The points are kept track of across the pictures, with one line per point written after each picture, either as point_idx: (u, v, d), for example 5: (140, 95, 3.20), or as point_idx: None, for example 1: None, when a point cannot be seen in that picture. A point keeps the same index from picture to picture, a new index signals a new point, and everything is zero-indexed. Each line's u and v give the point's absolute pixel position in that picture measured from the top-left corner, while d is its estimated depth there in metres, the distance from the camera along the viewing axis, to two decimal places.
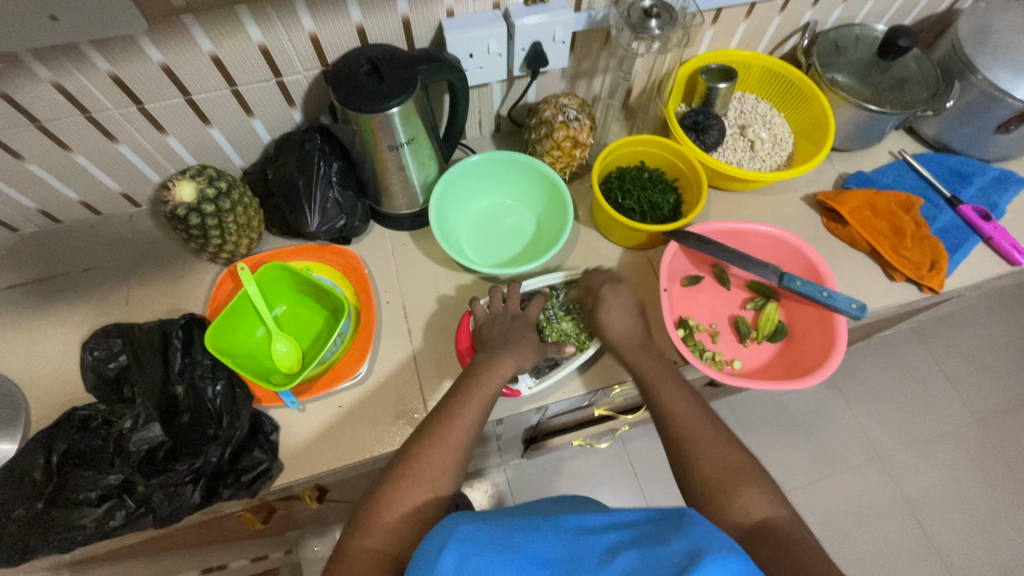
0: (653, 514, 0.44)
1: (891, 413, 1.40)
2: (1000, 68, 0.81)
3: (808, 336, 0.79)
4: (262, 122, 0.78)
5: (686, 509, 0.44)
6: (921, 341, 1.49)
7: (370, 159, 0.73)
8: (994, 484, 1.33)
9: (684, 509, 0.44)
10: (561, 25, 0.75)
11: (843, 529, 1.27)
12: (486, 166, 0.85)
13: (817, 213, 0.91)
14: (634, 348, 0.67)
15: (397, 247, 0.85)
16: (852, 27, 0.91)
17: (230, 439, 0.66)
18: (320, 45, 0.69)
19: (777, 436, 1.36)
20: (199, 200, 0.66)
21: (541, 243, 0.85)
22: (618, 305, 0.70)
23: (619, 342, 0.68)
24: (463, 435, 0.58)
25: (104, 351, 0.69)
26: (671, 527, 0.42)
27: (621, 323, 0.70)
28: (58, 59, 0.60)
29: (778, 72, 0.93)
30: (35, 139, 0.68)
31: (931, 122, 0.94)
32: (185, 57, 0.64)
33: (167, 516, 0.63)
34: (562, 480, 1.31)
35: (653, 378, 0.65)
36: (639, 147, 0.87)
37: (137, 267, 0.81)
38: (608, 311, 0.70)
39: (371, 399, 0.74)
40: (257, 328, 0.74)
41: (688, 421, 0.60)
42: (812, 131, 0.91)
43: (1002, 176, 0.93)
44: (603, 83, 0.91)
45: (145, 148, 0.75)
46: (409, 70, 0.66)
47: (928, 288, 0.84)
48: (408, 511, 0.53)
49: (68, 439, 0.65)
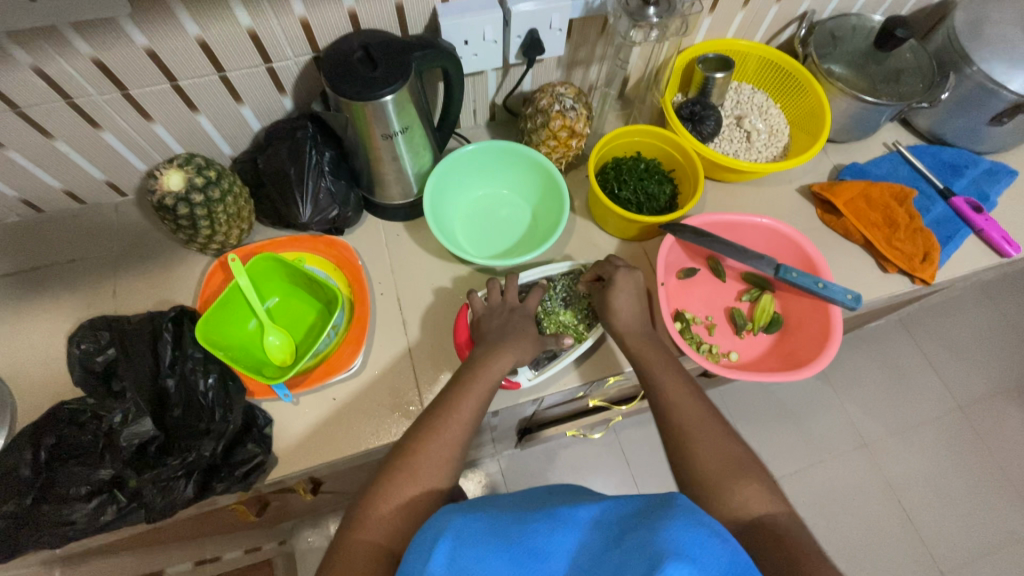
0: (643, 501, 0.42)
1: (878, 401, 1.42)
2: (995, 60, 0.81)
3: (802, 328, 0.79)
4: (250, 109, 0.76)
5: (676, 494, 0.42)
6: (908, 331, 1.51)
7: (363, 148, 0.72)
8: (977, 471, 1.36)
9: (674, 495, 0.43)
10: (558, 12, 0.73)
11: (829, 516, 1.29)
12: (481, 156, 0.84)
13: (811, 205, 0.91)
14: (629, 334, 0.68)
15: (391, 238, 0.84)
16: (848, 18, 0.90)
17: (224, 433, 0.65)
18: (311, 31, 0.68)
19: (766, 425, 1.38)
20: (187, 188, 0.65)
21: (536, 236, 0.85)
22: (623, 275, 0.71)
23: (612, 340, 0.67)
24: (459, 430, 0.57)
25: (91, 344, 0.67)
26: (658, 510, 0.41)
27: (632, 296, 0.70)
28: (37, 41, 0.58)
29: (774, 62, 0.92)
30: (16, 126, 0.66)
31: (925, 114, 0.94)
32: (171, 41, 0.62)
33: (159, 511, 0.62)
34: (555, 469, 1.31)
35: (642, 356, 0.66)
36: (636, 137, 0.86)
37: (123, 258, 0.79)
38: None
39: (367, 390, 0.73)
40: (250, 320, 0.73)
41: (687, 398, 0.61)
42: (807, 122, 0.91)
43: (992, 169, 0.93)
44: (599, 72, 0.90)
45: (131, 135, 0.73)
46: (402, 57, 0.65)
47: (920, 279, 0.85)
48: (402, 504, 0.53)
49: (56, 433, 0.63)
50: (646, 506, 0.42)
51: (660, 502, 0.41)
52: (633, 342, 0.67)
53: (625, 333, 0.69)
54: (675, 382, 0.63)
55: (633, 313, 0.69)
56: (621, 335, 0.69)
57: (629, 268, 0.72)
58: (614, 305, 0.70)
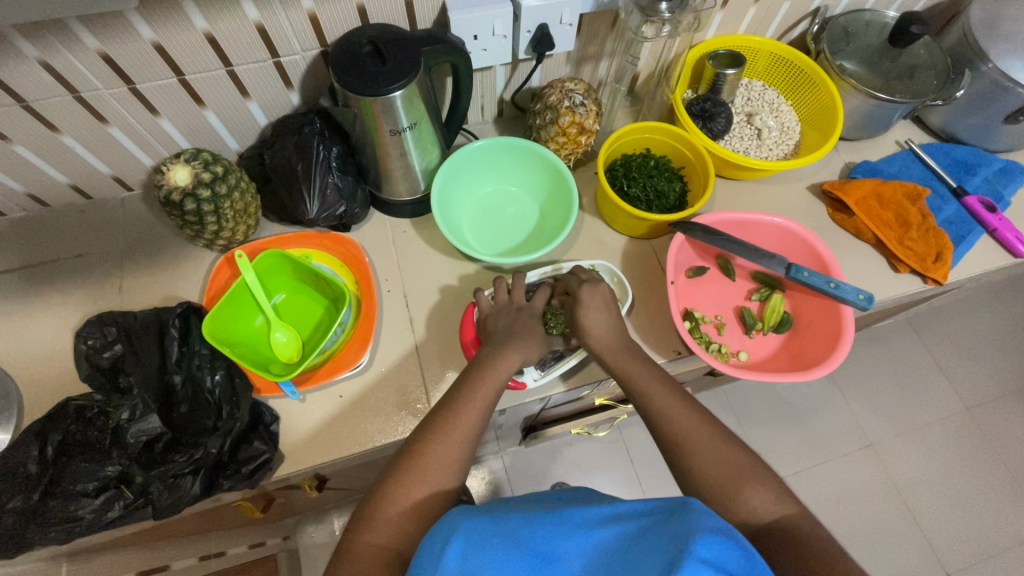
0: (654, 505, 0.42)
1: (884, 401, 1.41)
2: (1011, 57, 0.80)
3: (813, 328, 0.79)
4: (258, 105, 0.75)
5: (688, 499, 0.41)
6: (916, 332, 1.50)
7: (371, 143, 0.71)
8: (983, 472, 1.35)
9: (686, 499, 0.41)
10: (568, 7, 0.72)
11: (834, 516, 1.29)
12: (490, 151, 0.83)
13: (822, 203, 0.90)
14: (608, 349, 0.66)
15: (397, 234, 0.83)
16: (862, 14, 0.89)
17: (230, 430, 0.65)
18: (319, 25, 0.67)
19: (772, 424, 1.37)
20: (194, 184, 0.64)
21: (544, 232, 0.84)
22: (588, 291, 0.69)
23: (605, 339, 0.66)
24: (468, 431, 0.57)
25: (98, 340, 0.67)
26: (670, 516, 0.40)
27: (602, 310, 0.68)
28: (44, 35, 0.57)
29: (786, 59, 0.91)
30: (24, 121, 0.66)
31: (938, 112, 0.93)
32: (178, 35, 0.61)
33: (166, 508, 0.62)
34: (559, 466, 1.31)
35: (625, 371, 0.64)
36: (646, 134, 0.86)
37: (129, 253, 0.79)
38: (590, 309, 0.67)
39: (375, 388, 0.73)
40: (256, 317, 0.72)
41: (680, 404, 0.60)
42: (819, 120, 0.90)
43: (1007, 168, 0.92)
44: (608, 67, 0.89)
45: (137, 130, 0.73)
46: (411, 52, 0.64)
47: (932, 279, 0.84)
48: (411, 506, 0.53)
49: (63, 430, 0.64)
50: (658, 510, 0.41)
51: (670, 508, 0.40)
52: (623, 348, 0.66)
53: (617, 335, 0.68)
54: (670, 385, 0.63)
55: (606, 327, 0.67)
56: (600, 353, 0.66)
57: (593, 282, 0.70)
58: (587, 324, 0.67)
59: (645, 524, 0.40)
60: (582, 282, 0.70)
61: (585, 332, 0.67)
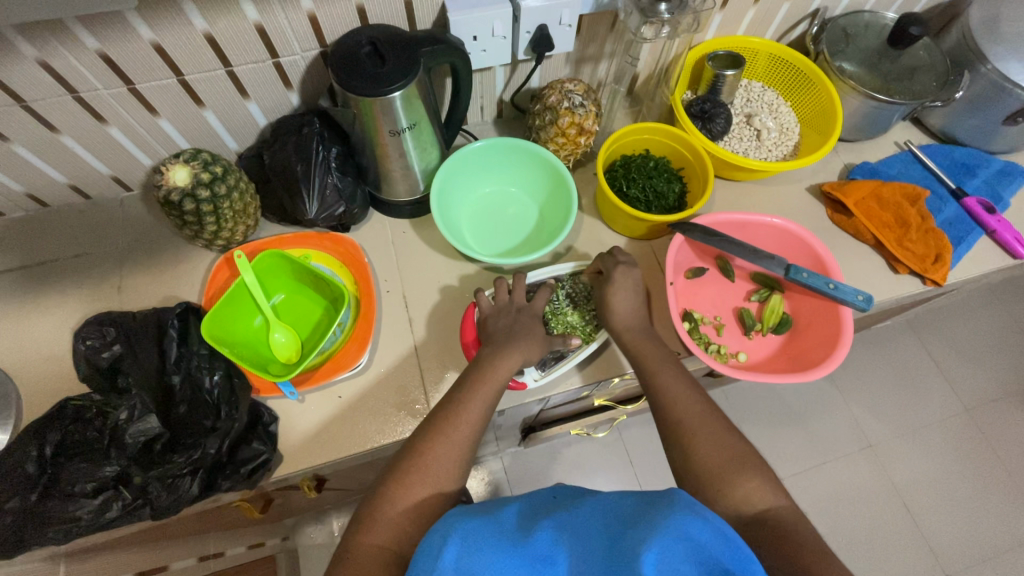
0: (640, 498, 0.42)
1: (883, 402, 1.41)
2: (1011, 58, 0.80)
3: (813, 329, 0.78)
4: (257, 105, 0.75)
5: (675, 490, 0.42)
6: (915, 332, 1.50)
7: (370, 144, 0.71)
8: (983, 473, 1.35)
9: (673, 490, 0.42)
10: (567, 8, 0.72)
11: (834, 517, 1.29)
12: (489, 152, 0.83)
13: (822, 204, 0.90)
14: (627, 329, 0.68)
15: (397, 235, 0.83)
16: (861, 15, 0.89)
17: (229, 431, 0.64)
18: (318, 26, 0.67)
19: (771, 425, 1.37)
20: (192, 184, 0.64)
21: (544, 232, 0.84)
22: (622, 271, 0.71)
23: (626, 319, 0.68)
24: (467, 431, 0.57)
25: (96, 341, 0.66)
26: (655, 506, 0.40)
27: (631, 293, 0.69)
28: (43, 35, 0.57)
29: (785, 60, 0.91)
30: (23, 121, 0.66)
31: (937, 113, 0.93)
32: (178, 35, 0.61)
33: (165, 508, 0.62)
34: (559, 467, 1.31)
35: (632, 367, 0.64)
36: (646, 134, 0.86)
37: (128, 253, 0.79)
38: (617, 289, 0.69)
39: (374, 389, 0.73)
40: (254, 317, 0.72)
41: (687, 401, 0.60)
42: (818, 120, 0.90)
43: (1006, 169, 0.92)
44: (608, 68, 0.89)
45: (136, 130, 0.73)
46: (411, 53, 0.64)
47: (931, 280, 0.84)
48: (410, 506, 0.52)
49: (62, 430, 0.64)
50: (647, 504, 0.41)
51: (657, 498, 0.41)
52: (641, 332, 0.67)
53: (625, 330, 0.68)
54: (683, 378, 0.63)
55: (631, 309, 0.69)
56: (619, 331, 0.68)
57: (629, 264, 0.72)
58: (613, 301, 0.69)
59: (632, 518, 0.40)
60: (617, 263, 0.72)
61: (609, 310, 0.69)
